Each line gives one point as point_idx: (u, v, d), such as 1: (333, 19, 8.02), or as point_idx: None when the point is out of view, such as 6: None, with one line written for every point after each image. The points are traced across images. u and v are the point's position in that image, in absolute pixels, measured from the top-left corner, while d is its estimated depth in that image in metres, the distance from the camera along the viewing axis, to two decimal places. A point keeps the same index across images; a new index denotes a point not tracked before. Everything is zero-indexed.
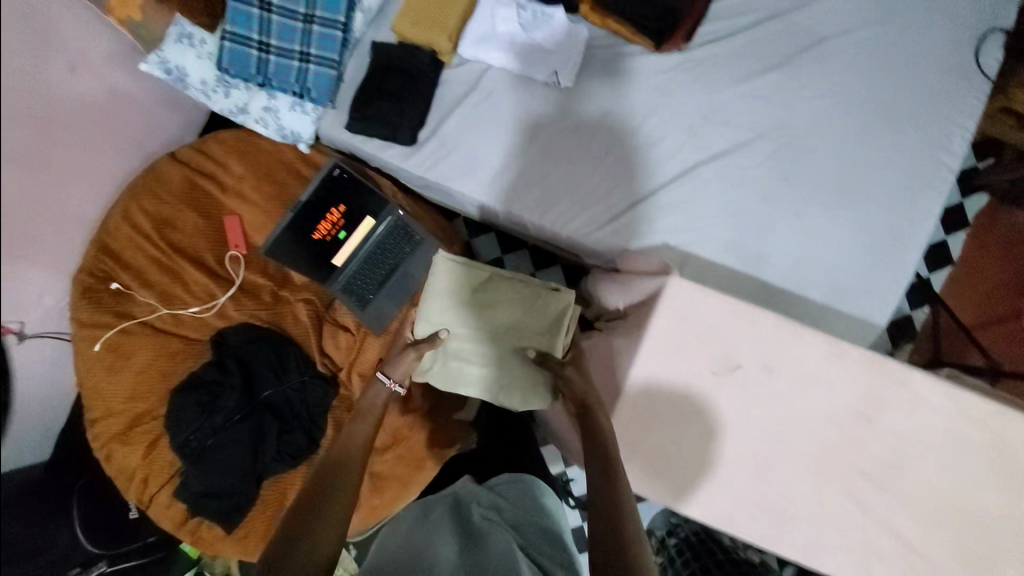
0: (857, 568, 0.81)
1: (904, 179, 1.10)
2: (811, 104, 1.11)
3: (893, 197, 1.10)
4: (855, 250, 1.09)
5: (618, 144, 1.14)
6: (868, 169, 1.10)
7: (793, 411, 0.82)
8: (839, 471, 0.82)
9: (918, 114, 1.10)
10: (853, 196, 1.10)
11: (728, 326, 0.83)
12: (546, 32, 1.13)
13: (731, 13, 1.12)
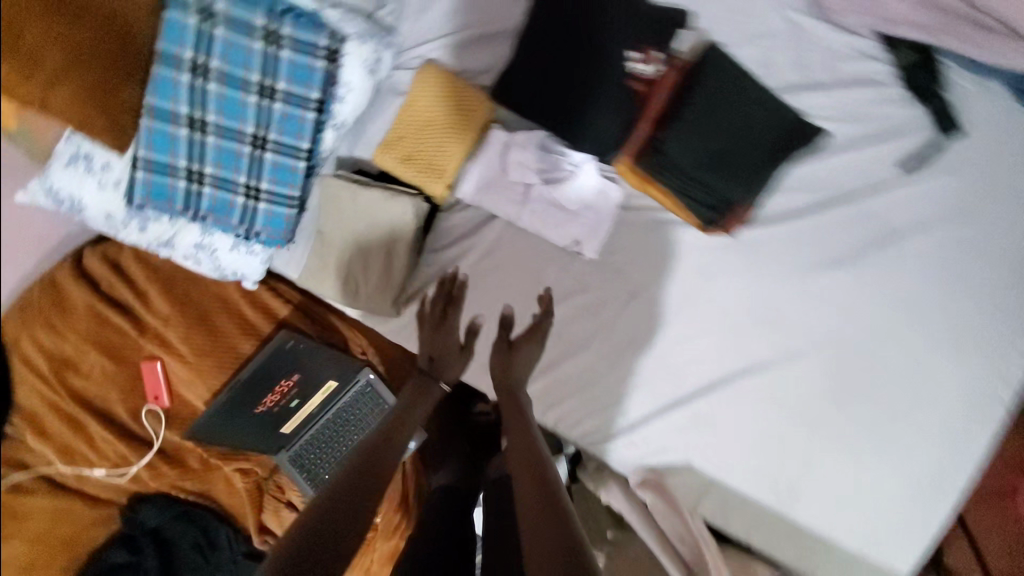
0: None
1: (967, 417, 0.90)
2: (876, 314, 0.90)
3: (954, 434, 0.91)
4: (904, 494, 0.91)
5: (644, 334, 0.91)
6: (930, 395, 0.90)
7: None
8: None
9: (997, 337, 0.90)
10: (909, 431, 0.91)
11: None
12: (571, 191, 0.88)
13: (794, 187, 0.90)
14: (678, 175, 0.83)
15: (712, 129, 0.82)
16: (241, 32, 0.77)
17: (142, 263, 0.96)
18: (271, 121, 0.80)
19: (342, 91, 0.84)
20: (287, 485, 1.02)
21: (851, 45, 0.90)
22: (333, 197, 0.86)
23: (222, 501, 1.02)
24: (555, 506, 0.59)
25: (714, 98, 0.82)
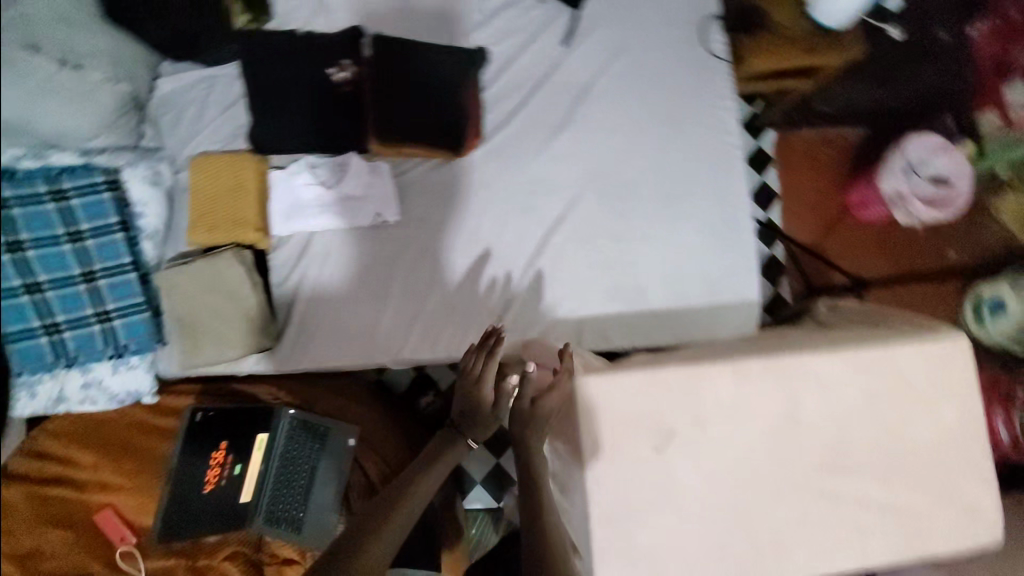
0: (847, 557, 0.81)
1: (709, 169, 1.17)
2: (609, 141, 1.16)
3: (711, 187, 1.17)
4: (710, 246, 1.15)
5: (466, 249, 1.13)
6: (678, 170, 1.17)
7: (728, 455, 0.80)
8: (794, 478, 0.81)
9: (692, 111, 1.19)
10: (683, 202, 1.16)
11: (639, 412, 0.79)
12: (351, 180, 1.09)
13: (501, 95, 1.17)
14: (409, 130, 1.09)
15: (406, 93, 1.09)
16: (33, 204, 0.95)
17: (55, 436, 1.06)
18: (94, 256, 0.99)
19: (139, 209, 1.05)
20: (277, 546, 1.09)
21: None
22: (174, 281, 1.02)
23: None
24: (545, 533, 0.77)
25: (391, 74, 1.09)
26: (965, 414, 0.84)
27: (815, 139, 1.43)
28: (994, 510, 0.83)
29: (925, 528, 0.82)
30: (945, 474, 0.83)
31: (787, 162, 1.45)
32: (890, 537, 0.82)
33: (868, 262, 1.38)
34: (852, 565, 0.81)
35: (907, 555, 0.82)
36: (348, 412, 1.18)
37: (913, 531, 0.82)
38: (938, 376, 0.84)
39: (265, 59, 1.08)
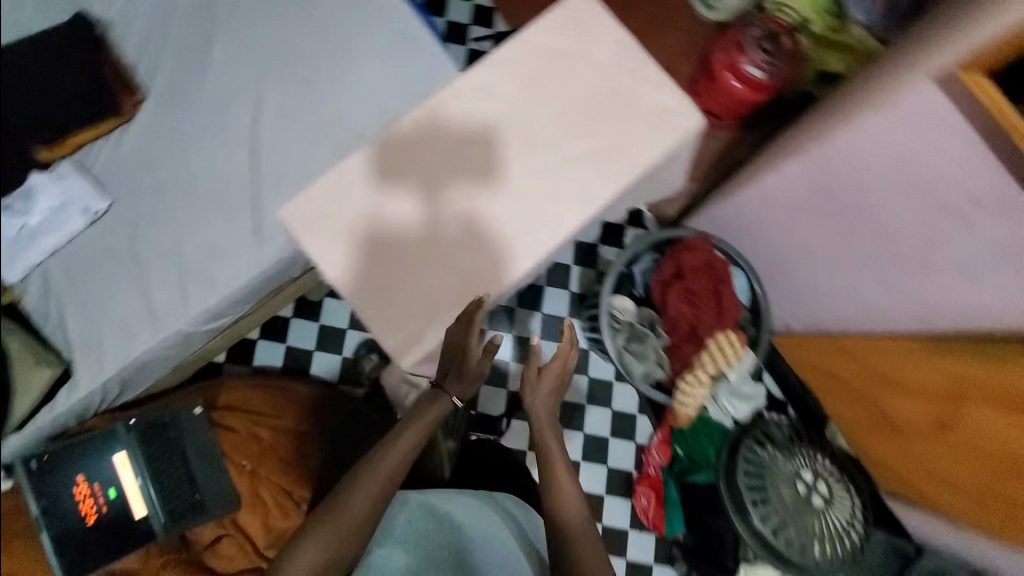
0: (581, 204, 0.90)
1: (354, 5, 1.24)
2: (257, 33, 1.22)
3: (363, 15, 1.23)
4: (397, 66, 1.21)
5: (191, 189, 1.14)
6: (330, 19, 1.23)
7: (433, 188, 0.89)
8: (497, 175, 0.90)
9: None
10: (352, 41, 1.22)
11: (339, 198, 0.87)
12: (43, 197, 1.10)
13: (140, 57, 1.21)
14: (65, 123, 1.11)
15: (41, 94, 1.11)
16: None
17: None
18: None
19: None
20: (201, 531, 1.11)
21: None
22: None
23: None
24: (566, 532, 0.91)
25: None
26: (602, 49, 0.97)
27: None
28: (679, 99, 0.95)
29: (624, 147, 0.93)
30: (615, 101, 0.95)
31: None
32: (602, 168, 0.92)
33: None
34: (589, 207, 0.90)
35: (626, 173, 0.92)
36: (196, 395, 1.21)
37: (615, 155, 0.93)
38: (565, 34, 0.96)
39: None
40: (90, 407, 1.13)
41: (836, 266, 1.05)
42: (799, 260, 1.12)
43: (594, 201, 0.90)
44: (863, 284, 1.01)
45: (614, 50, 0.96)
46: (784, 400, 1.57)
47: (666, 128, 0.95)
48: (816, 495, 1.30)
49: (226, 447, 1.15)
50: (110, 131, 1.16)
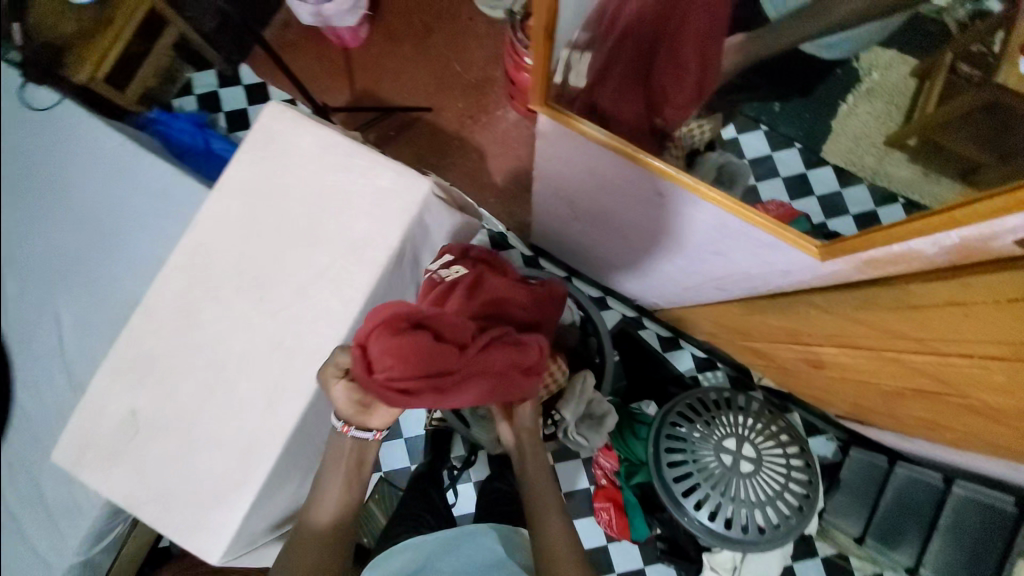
0: (324, 340, 0.84)
1: (119, 184, 1.20)
2: (31, 246, 1.21)
3: (127, 198, 1.19)
4: (168, 229, 1.17)
5: (29, 425, 1.14)
6: (103, 208, 1.20)
7: (179, 377, 0.85)
8: (236, 344, 0.85)
9: (52, 163, 1.23)
10: (124, 224, 1.19)
11: (99, 423, 0.85)
12: None
13: None
14: None
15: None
16: None
17: None
18: None
19: None
20: None
21: None
22: None
23: None
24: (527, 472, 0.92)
25: None
26: (309, 157, 0.91)
27: (279, 34, 1.76)
28: (398, 175, 0.89)
29: (353, 259, 0.87)
30: (335, 206, 0.89)
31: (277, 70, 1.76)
32: (337, 288, 0.86)
33: (378, 65, 1.75)
34: (334, 339, 0.84)
35: (360, 282, 0.86)
36: None
37: (347, 269, 0.86)
38: (265, 157, 0.91)
39: None
40: None
41: (637, 255, 1.00)
42: (615, 256, 1.08)
43: (340, 327, 0.85)
44: (673, 270, 0.95)
45: (319, 154, 0.91)
46: (709, 358, 1.52)
47: (391, 213, 0.88)
48: (746, 461, 1.26)
49: None
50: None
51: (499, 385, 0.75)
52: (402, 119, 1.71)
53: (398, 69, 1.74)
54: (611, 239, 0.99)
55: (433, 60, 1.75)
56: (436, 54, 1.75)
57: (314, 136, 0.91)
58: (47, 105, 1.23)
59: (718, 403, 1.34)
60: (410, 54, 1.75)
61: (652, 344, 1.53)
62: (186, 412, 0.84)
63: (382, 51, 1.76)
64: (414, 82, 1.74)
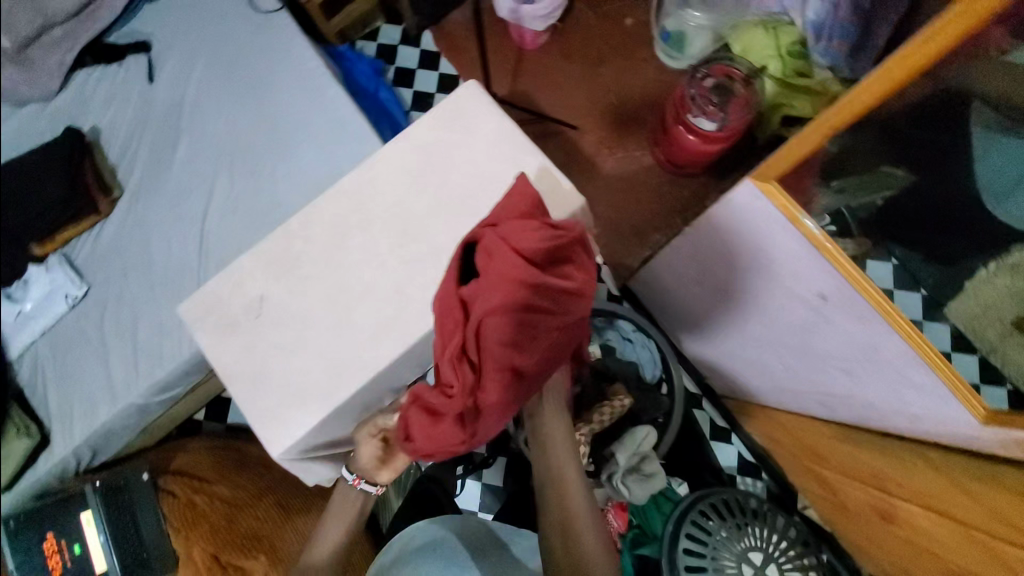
0: None
1: (309, 102, 1.35)
2: (216, 125, 1.36)
3: (310, 117, 1.34)
4: (331, 154, 1.30)
5: (154, 270, 1.28)
6: (287, 117, 1.35)
7: (311, 284, 0.94)
8: (368, 276, 0.94)
9: (264, 65, 1.40)
10: (298, 136, 1.33)
11: (230, 295, 0.95)
12: (39, 287, 1.29)
13: (122, 161, 1.38)
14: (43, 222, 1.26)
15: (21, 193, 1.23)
16: None
17: None
18: None
19: None
20: None
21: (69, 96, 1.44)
22: None
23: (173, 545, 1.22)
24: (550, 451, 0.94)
25: None
26: (489, 142, 1.00)
27: (469, 17, 1.90)
28: (558, 188, 0.95)
29: None
30: (496, 191, 0.97)
31: (454, 48, 1.88)
32: None
33: (545, 73, 1.83)
34: None
35: None
36: (163, 453, 1.40)
37: None
38: (451, 128, 1.01)
39: None
40: (69, 468, 1.29)
41: (744, 341, 1.01)
42: (716, 334, 1.09)
43: None
44: (775, 368, 0.96)
45: (498, 142, 0.99)
46: (756, 466, 1.47)
47: None
48: None
49: (181, 481, 1.31)
50: (89, 225, 1.33)
51: (575, 282, 0.74)
52: (548, 129, 1.78)
53: (560, 84, 1.82)
54: (726, 317, 1.00)
55: (596, 87, 1.81)
56: (600, 83, 1.81)
57: (499, 126, 1.00)
58: (272, 11, 1.44)
59: (753, 512, 1.30)
60: (576, 74, 1.83)
61: (703, 426, 1.50)
62: (306, 316, 0.92)
63: (554, 61, 1.84)
64: (570, 100, 1.81)
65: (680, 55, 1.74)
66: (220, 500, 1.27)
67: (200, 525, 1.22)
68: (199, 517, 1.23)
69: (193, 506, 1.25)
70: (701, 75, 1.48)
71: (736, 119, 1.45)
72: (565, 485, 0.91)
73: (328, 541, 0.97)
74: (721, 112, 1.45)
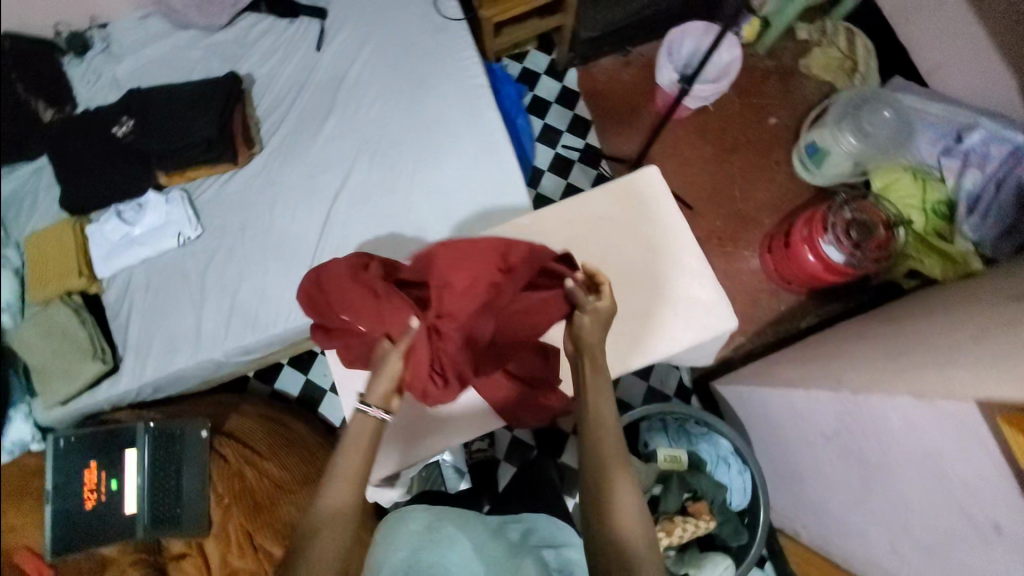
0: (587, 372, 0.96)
1: (465, 119, 1.33)
2: (369, 110, 1.35)
3: (462, 131, 1.33)
4: (475, 174, 1.29)
5: (269, 234, 1.28)
6: (441, 125, 1.33)
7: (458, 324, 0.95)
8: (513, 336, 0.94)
9: (430, 66, 1.38)
10: (446, 146, 1.31)
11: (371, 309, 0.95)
12: (152, 215, 1.28)
13: (265, 117, 1.37)
14: (180, 159, 1.27)
15: (171, 131, 1.26)
16: None
17: None
18: None
19: None
20: (168, 545, 1.25)
21: (230, 35, 1.43)
22: (46, 326, 1.20)
23: (212, 513, 1.24)
24: (599, 432, 0.71)
25: (155, 117, 1.27)
26: (655, 233, 1.02)
27: (619, 62, 1.84)
28: (715, 300, 0.98)
29: (643, 337, 0.97)
30: (652, 286, 0.99)
31: (597, 91, 1.82)
32: (616, 347, 0.97)
33: (680, 142, 1.77)
34: None
35: (638, 353, 0.97)
36: (217, 412, 1.37)
37: (634, 338, 0.97)
38: (623, 210, 1.03)
39: (70, 141, 1.28)
40: (126, 401, 1.28)
41: (846, 504, 0.99)
42: (811, 480, 1.07)
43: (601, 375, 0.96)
44: (871, 542, 0.95)
45: (664, 239, 1.02)
46: None
47: (691, 322, 0.98)
48: None
49: (231, 451, 1.29)
50: (217, 170, 1.31)
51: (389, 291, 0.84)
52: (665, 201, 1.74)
53: (691, 160, 1.75)
54: (838, 476, 0.98)
55: (724, 174, 1.74)
56: (730, 171, 1.74)
57: (664, 220, 1.03)
58: (454, 18, 1.41)
59: None
60: (713, 152, 1.75)
61: None
62: None
63: (694, 133, 1.77)
64: (693, 176, 1.74)
65: (816, 171, 1.64)
66: (264, 484, 1.27)
67: (243, 501, 1.25)
68: (245, 491, 1.26)
69: (238, 482, 1.26)
70: (846, 207, 1.42)
71: (870, 261, 1.40)
72: (606, 463, 0.70)
73: (349, 466, 0.71)
74: (857, 249, 1.39)
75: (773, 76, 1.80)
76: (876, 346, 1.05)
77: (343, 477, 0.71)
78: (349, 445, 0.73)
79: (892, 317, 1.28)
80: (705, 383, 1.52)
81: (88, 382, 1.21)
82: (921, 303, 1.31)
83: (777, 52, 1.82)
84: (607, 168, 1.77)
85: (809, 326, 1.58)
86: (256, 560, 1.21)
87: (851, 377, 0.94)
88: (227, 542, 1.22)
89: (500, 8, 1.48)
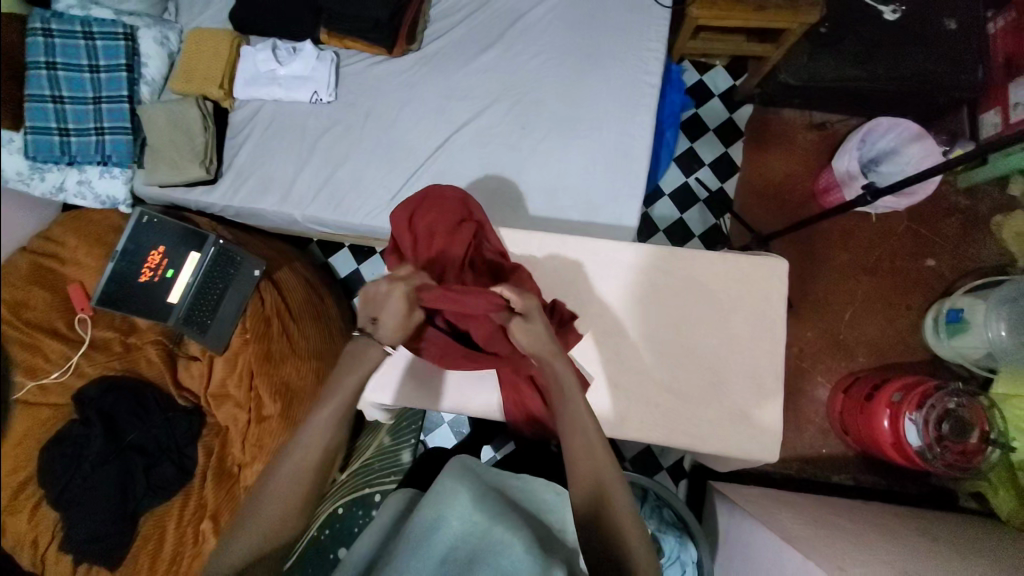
0: (602, 416, 0.93)
1: (620, 111, 1.25)
2: (532, 58, 1.30)
3: (611, 120, 1.25)
4: (596, 169, 1.23)
5: (389, 130, 1.30)
6: (592, 104, 1.26)
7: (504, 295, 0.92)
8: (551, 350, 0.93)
9: (611, 41, 1.29)
10: (584, 128, 1.25)
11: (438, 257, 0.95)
12: (299, 62, 1.31)
13: (436, 19, 1.36)
14: (345, 24, 1.29)
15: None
16: (71, 35, 1.28)
17: (60, 223, 1.36)
18: (103, 83, 1.31)
19: (145, 59, 1.36)
20: (187, 343, 1.38)
21: None
22: (174, 115, 1.30)
23: (230, 341, 1.32)
24: (607, 498, 0.68)
25: None
26: (739, 322, 0.95)
27: (803, 123, 1.64)
28: (764, 423, 0.91)
29: (673, 417, 0.92)
30: (709, 373, 0.93)
31: (762, 141, 1.66)
32: (641, 410, 0.93)
33: (819, 235, 1.59)
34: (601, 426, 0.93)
35: (660, 429, 0.92)
36: (274, 259, 1.45)
37: (664, 414, 0.92)
38: (723, 285, 0.96)
39: None
40: (207, 210, 1.38)
41: None
42: None
43: (614, 427, 0.93)
44: None
45: (748, 337, 0.94)
46: None
47: (728, 431, 0.91)
48: None
49: (267, 297, 1.36)
50: (372, 50, 1.32)
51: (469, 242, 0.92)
52: None
53: (816, 259, 1.58)
54: None
55: (843, 291, 1.56)
56: (850, 290, 1.56)
57: (755, 317, 0.95)
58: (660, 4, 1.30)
59: None
60: (845, 262, 1.58)
61: None
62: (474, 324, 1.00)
63: (839, 235, 1.59)
64: (811, 277, 1.58)
65: (943, 339, 1.44)
66: (282, 341, 1.33)
67: (258, 343, 1.31)
68: (265, 337, 1.33)
69: (259, 327, 1.33)
70: (954, 397, 1.23)
71: (944, 464, 1.23)
72: (612, 515, 0.67)
73: (318, 438, 0.72)
74: (937, 444, 1.22)
75: (957, 218, 1.57)
76: (895, 555, 0.94)
77: (313, 439, 0.72)
78: (324, 422, 0.73)
79: (932, 531, 1.14)
80: (701, 476, 1.45)
81: (184, 181, 1.30)
82: (969, 535, 1.15)
83: (976, 193, 1.56)
84: (727, 223, 1.64)
85: (840, 484, 1.46)
86: (245, 398, 1.30)
87: (856, 574, 0.83)
88: (232, 370, 1.32)
89: (712, 13, 1.34)
